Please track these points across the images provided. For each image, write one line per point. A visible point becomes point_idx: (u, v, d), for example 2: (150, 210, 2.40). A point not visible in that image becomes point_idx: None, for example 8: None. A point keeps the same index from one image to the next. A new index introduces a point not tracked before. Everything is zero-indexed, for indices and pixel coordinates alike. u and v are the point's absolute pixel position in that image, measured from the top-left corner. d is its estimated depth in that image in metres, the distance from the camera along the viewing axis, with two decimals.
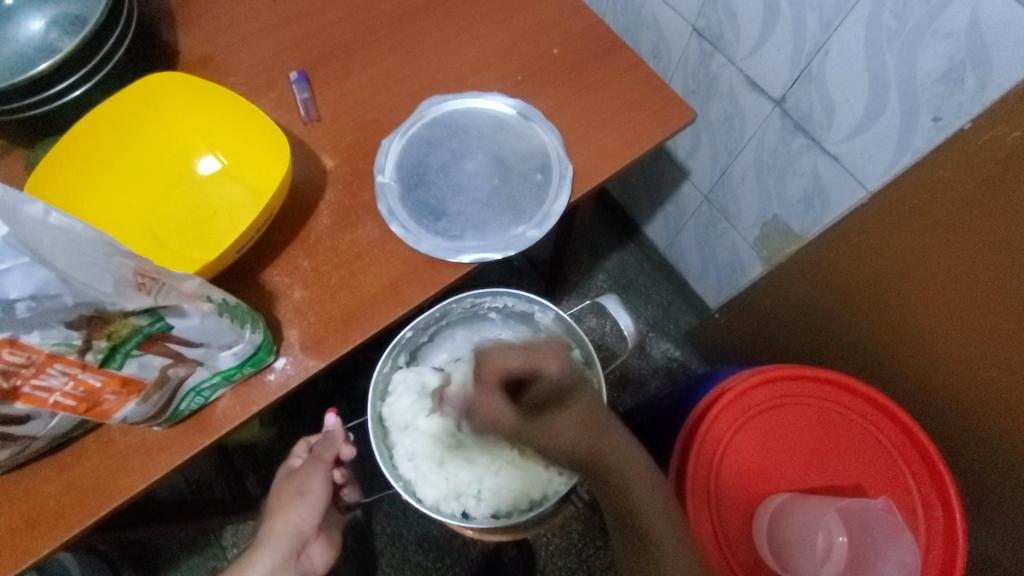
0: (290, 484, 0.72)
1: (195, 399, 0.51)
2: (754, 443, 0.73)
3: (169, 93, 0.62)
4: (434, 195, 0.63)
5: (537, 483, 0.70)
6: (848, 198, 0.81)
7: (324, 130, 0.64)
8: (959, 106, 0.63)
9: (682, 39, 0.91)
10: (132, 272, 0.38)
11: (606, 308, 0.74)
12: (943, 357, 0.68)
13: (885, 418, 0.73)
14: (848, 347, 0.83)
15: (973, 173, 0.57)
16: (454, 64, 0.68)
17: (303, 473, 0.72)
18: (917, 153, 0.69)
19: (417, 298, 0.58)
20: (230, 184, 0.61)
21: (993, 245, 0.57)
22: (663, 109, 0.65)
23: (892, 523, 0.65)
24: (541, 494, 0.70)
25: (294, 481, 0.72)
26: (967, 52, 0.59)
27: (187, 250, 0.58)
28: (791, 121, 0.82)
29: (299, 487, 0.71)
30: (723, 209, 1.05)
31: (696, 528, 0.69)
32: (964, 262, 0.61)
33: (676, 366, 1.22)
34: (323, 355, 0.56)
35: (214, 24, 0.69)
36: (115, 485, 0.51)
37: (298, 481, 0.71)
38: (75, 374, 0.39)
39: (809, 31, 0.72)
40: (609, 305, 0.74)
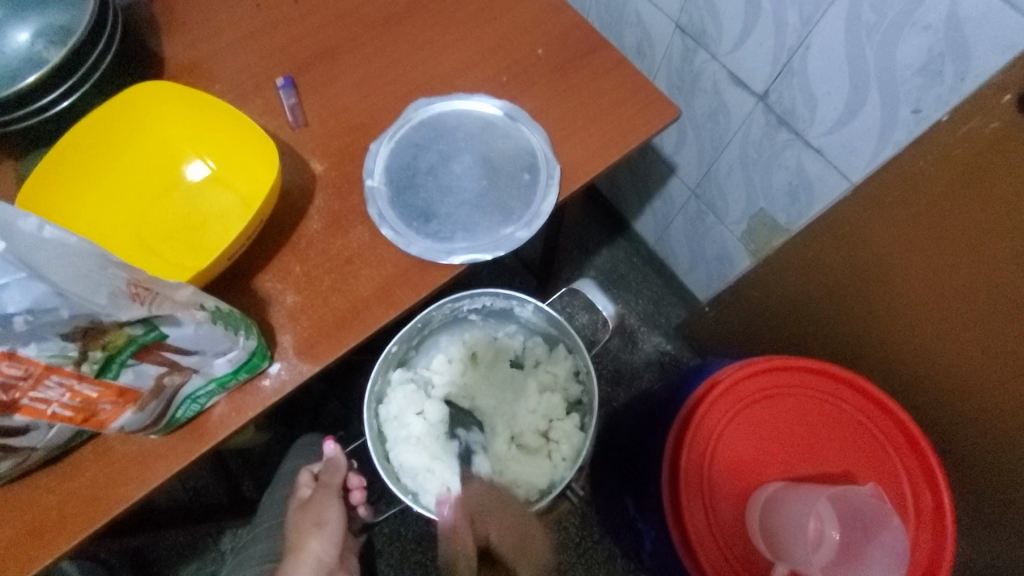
0: (305, 517, 0.73)
1: (191, 407, 0.51)
2: (745, 435, 0.74)
3: (157, 103, 0.62)
4: (424, 198, 0.63)
5: (544, 474, 0.70)
6: (832, 190, 0.82)
7: (312, 134, 0.64)
8: (938, 97, 0.64)
9: (666, 37, 0.92)
10: (125, 283, 0.38)
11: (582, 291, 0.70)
12: (929, 344, 0.70)
13: (873, 406, 0.74)
14: (835, 336, 0.84)
15: (952, 164, 0.58)
16: (440, 66, 0.68)
17: (317, 505, 0.73)
18: (898, 145, 0.70)
19: (409, 300, 0.59)
20: (220, 191, 0.61)
21: (977, 235, 0.59)
22: (647, 107, 0.66)
23: (882, 508, 0.66)
24: (549, 484, 0.70)
25: (310, 513, 0.73)
26: (945, 45, 0.61)
27: (178, 258, 0.58)
28: (775, 115, 0.83)
29: (316, 519, 0.72)
30: (710, 204, 1.06)
31: (691, 521, 0.71)
32: (948, 253, 0.62)
33: (668, 360, 1.23)
34: (317, 360, 0.56)
35: (200, 31, 0.69)
36: (114, 493, 0.51)
37: (313, 513, 0.73)
38: (72, 385, 0.39)
39: (790, 26, 0.73)
40: (585, 290, 0.70)
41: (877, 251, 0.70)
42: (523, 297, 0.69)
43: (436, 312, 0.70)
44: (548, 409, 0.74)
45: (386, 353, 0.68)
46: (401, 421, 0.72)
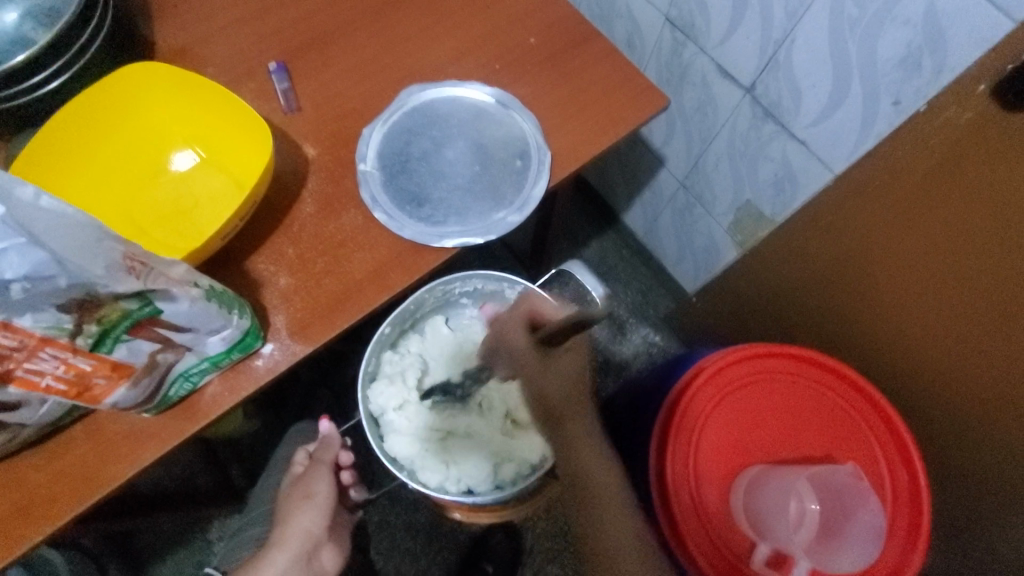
0: (295, 490, 0.74)
1: (183, 385, 0.51)
2: (729, 419, 0.76)
3: (151, 85, 0.62)
4: (416, 183, 0.64)
5: (537, 450, 0.73)
6: (817, 181, 0.84)
7: (305, 119, 0.65)
8: (917, 90, 0.66)
9: (655, 29, 0.93)
10: (122, 256, 0.38)
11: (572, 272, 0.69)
12: (907, 329, 0.72)
13: (850, 389, 0.76)
14: (818, 323, 0.86)
15: (929, 152, 0.60)
16: (432, 53, 0.69)
17: (308, 479, 0.74)
18: (880, 136, 0.72)
19: (402, 283, 0.59)
20: (211, 173, 0.61)
21: (948, 220, 0.61)
22: (637, 96, 0.67)
23: (859, 487, 0.69)
24: (542, 459, 0.72)
25: (300, 487, 0.74)
26: (923, 38, 0.62)
27: (168, 240, 0.58)
28: (761, 107, 0.84)
29: (305, 492, 0.73)
30: (698, 196, 1.08)
31: (676, 500, 0.72)
32: (924, 237, 0.64)
33: (656, 350, 1.25)
34: (310, 340, 0.57)
35: (191, 14, 0.69)
36: (104, 472, 0.51)
37: (302, 487, 0.74)
38: (66, 358, 0.39)
39: (776, 19, 0.75)
40: (575, 271, 0.69)
41: (858, 239, 0.72)
42: (514, 278, 0.70)
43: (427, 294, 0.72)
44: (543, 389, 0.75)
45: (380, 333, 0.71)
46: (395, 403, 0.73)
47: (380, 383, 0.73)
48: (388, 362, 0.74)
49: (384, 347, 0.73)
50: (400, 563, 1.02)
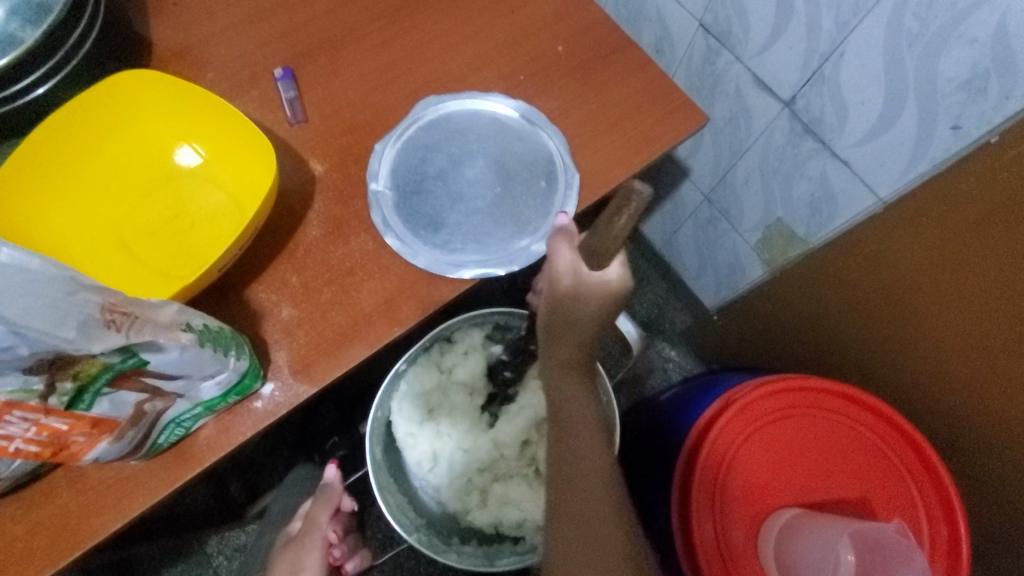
0: (283, 560, 0.66)
1: (174, 431, 0.47)
2: (759, 457, 0.71)
3: (140, 92, 0.56)
4: (432, 205, 0.59)
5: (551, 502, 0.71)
6: (858, 205, 0.78)
7: (312, 132, 0.60)
8: (981, 114, 0.60)
9: (687, 35, 0.87)
10: (99, 309, 0.33)
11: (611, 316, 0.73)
12: (955, 371, 0.66)
13: (888, 428, 0.71)
14: (853, 356, 0.81)
15: (995, 188, 0.54)
16: (452, 61, 0.63)
17: (299, 547, 0.67)
18: (935, 161, 0.66)
19: (414, 317, 0.54)
20: (209, 191, 0.57)
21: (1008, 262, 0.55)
22: (673, 113, 0.62)
23: (905, 543, 0.62)
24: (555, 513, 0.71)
25: (288, 557, 0.66)
26: (992, 59, 0.57)
27: (164, 266, 0.54)
28: (801, 123, 0.79)
29: (293, 565, 0.65)
30: (724, 211, 1.02)
31: (700, 541, 0.68)
32: (980, 276, 0.58)
33: (672, 367, 1.20)
34: (314, 380, 0.52)
35: (191, 13, 0.63)
36: (88, 525, 0.47)
37: (292, 558, 0.66)
38: (38, 419, 0.35)
39: (824, 30, 0.69)
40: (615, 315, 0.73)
41: (904, 272, 0.67)
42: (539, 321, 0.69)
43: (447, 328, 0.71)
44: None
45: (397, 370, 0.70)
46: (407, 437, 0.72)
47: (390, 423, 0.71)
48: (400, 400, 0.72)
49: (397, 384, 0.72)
50: None
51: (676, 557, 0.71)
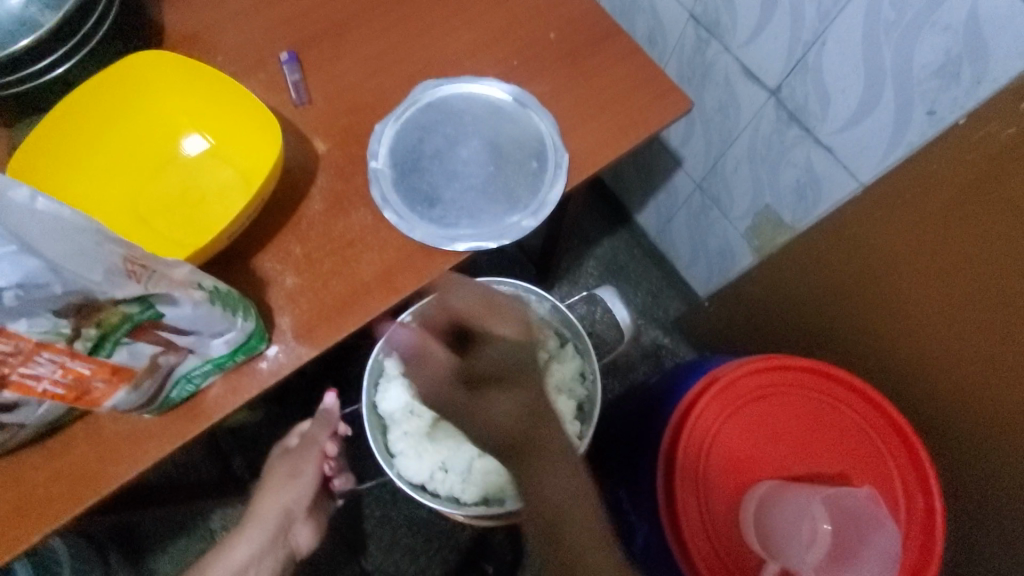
0: (282, 464, 0.70)
1: (185, 387, 0.50)
2: (741, 432, 0.74)
3: (155, 72, 0.60)
4: (428, 182, 0.62)
5: None
6: (840, 189, 0.81)
7: (316, 112, 0.63)
8: (953, 99, 0.63)
9: (679, 26, 0.90)
10: (122, 259, 0.37)
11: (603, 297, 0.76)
12: (929, 346, 0.69)
13: (866, 404, 0.74)
14: (835, 335, 0.84)
15: (963, 169, 0.57)
16: (449, 47, 0.66)
17: (297, 455, 0.70)
18: (911, 146, 0.69)
19: (411, 286, 0.58)
20: (218, 166, 0.60)
21: (979, 239, 0.58)
22: (659, 98, 0.65)
23: (875, 510, 0.67)
24: None
25: (288, 462, 0.70)
26: (963, 46, 0.59)
27: (175, 235, 0.57)
28: (786, 111, 0.81)
29: (291, 469, 0.69)
30: (715, 199, 1.05)
31: (684, 512, 0.71)
32: (952, 253, 0.61)
33: (665, 352, 1.23)
34: (316, 343, 0.55)
35: (201, 0, 0.67)
36: (105, 473, 0.50)
37: (290, 463, 0.70)
38: (65, 362, 0.38)
39: (807, 20, 0.71)
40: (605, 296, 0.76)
41: (882, 252, 0.69)
42: (542, 294, 0.68)
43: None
44: (559, 410, 0.71)
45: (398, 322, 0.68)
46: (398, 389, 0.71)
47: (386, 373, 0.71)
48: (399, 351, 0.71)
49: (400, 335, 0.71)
50: (400, 558, 1.01)
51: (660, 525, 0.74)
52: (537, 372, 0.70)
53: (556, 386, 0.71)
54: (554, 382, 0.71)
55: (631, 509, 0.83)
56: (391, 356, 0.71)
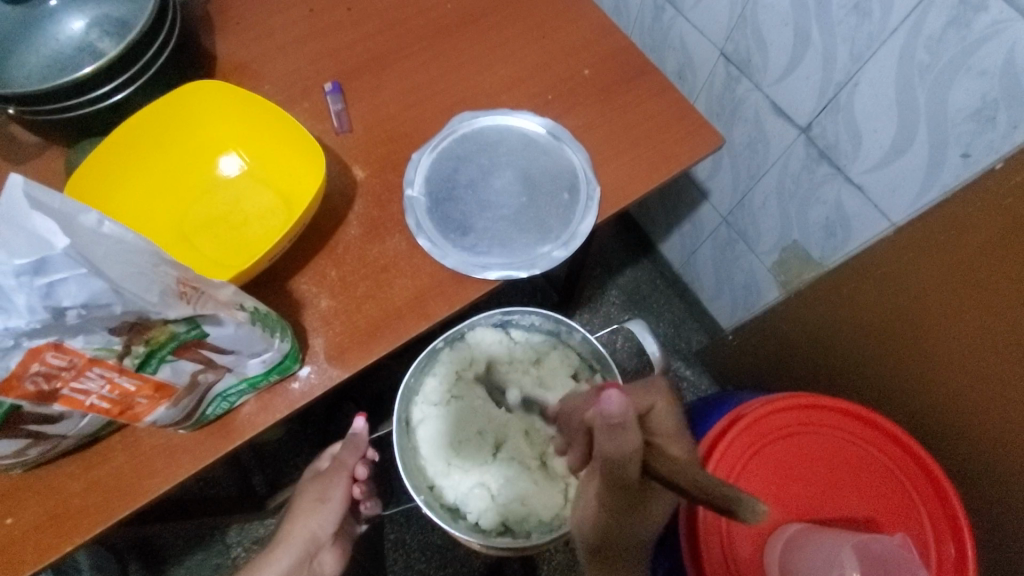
0: (312, 487, 0.69)
1: (220, 405, 0.51)
2: (765, 471, 0.72)
3: (209, 100, 0.63)
4: (461, 211, 0.63)
5: (555, 506, 0.66)
6: (872, 228, 0.81)
7: (355, 141, 0.65)
8: (990, 143, 0.63)
9: (709, 63, 0.91)
10: (175, 281, 0.38)
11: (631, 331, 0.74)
12: (965, 391, 0.67)
13: (895, 448, 0.72)
14: (865, 376, 0.82)
15: (1000, 215, 0.56)
16: (486, 80, 0.68)
17: (326, 479, 0.69)
18: (945, 187, 0.69)
19: (441, 312, 0.59)
20: (261, 191, 0.62)
21: (1015, 288, 0.57)
22: (691, 134, 0.66)
23: (908, 561, 0.62)
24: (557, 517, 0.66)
25: (317, 486, 0.69)
26: (1001, 91, 0.59)
27: (216, 254, 0.59)
28: (817, 149, 0.82)
29: (321, 493, 0.68)
30: (741, 232, 1.05)
31: (705, 555, 0.68)
32: (990, 298, 0.60)
33: (686, 385, 1.22)
34: (346, 366, 0.56)
35: (252, 32, 0.70)
36: (139, 485, 0.51)
37: (319, 486, 0.69)
38: (112, 378, 0.39)
39: (839, 61, 0.72)
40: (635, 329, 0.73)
41: (915, 292, 0.68)
42: (573, 325, 0.69)
43: (482, 320, 0.70)
44: None
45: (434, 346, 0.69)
46: (429, 414, 0.69)
47: (416, 395, 0.70)
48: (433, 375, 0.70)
49: (432, 362, 0.70)
50: None
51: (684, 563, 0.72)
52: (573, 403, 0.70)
53: None
54: None
55: (651, 547, 0.80)
56: (422, 382, 0.70)
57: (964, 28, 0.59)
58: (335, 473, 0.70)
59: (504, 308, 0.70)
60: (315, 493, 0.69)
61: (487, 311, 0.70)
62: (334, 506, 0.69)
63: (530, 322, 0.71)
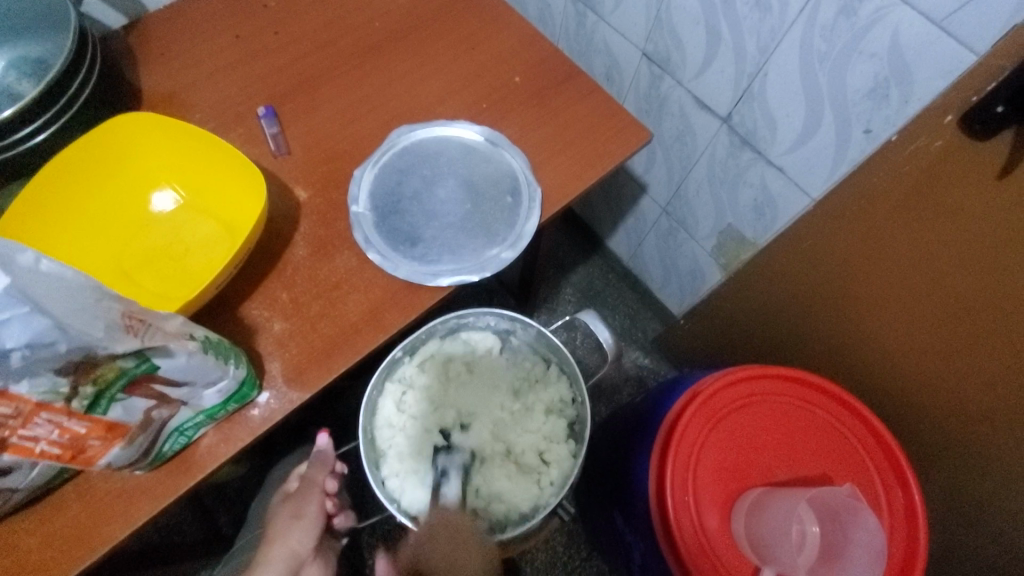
0: (286, 508, 0.69)
1: (178, 440, 0.50)
2: (728, 444, 0.74)
3: (135, 133, 0.61)
4: (408, 222, 0.64)
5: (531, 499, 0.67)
6: (795, 205, 0.87)
7: (295, 162, 0.65)
8: (887, 118, 0.69)
9: (633, 64, 0.96)
10: (120, 315, 0.38)
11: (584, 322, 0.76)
12: (897, 347, 0.72)
13: (841, 408, 0.75)
14: (802, 341, 0.88)
15: (902, 179, 0.61)
16: (420, 95, 0.70)
17: (298, 497, 0.69)
18: (854, 162, 0.75)
19: (398, 323, 0.59)
20: (200, 219, 0.61)
21: (935, 241, 0.61)
22: (621, 131, 0.69)
23: (856, 505, 0.66)
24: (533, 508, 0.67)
25: (290, 505, 0.69)
26: (890, 71, 0.65)
27: (160, 288, 0.58)
28: (739, 136, 0.87)
29: (295, 511, 0.68)
30: (681, 221, 1.10)
31: (677, 530, 0.69)
32: (913, 252, 0.64)
33: (647, 373, 1.26)
34: (306, 386, 0.56)
35: (178, 62, 0.69)
36: (98, 533, 0.49)
37: (292, 505, 0.69)
38: (61, 422, 0.38)
39: (748, 54, 0.78)
40: (587, 320, 0.75)
41: (844, 261, 0.73)
42: (526, 320, 0.69)
43: (439, 325, 0.71)
44: (550, 431, 0.71)
45: (392, 356, 0.69)
46: (396, 424, 0.70)
47: (379, 407, 0.70)
48: (395, 383, 0.71)
49: (393, 369, 0.71)
50: None
51: (660, 552, 0.72)
52: (532, 395, 0.72)
53: (545, 408, 0.71)
54: (550, 407, 0.71)
55: (626, 530, 0.82)
56: (384, 392, 0.70)
57: (853, 15, 0.65)
58: (306, 490, 0.69)
59: (458, 311, 0.71)
60: (288, 514, 0.68)
61: (443, 315, 0.71)
62: (310, 524, 0.68)
63: (487, 323, 0.72)
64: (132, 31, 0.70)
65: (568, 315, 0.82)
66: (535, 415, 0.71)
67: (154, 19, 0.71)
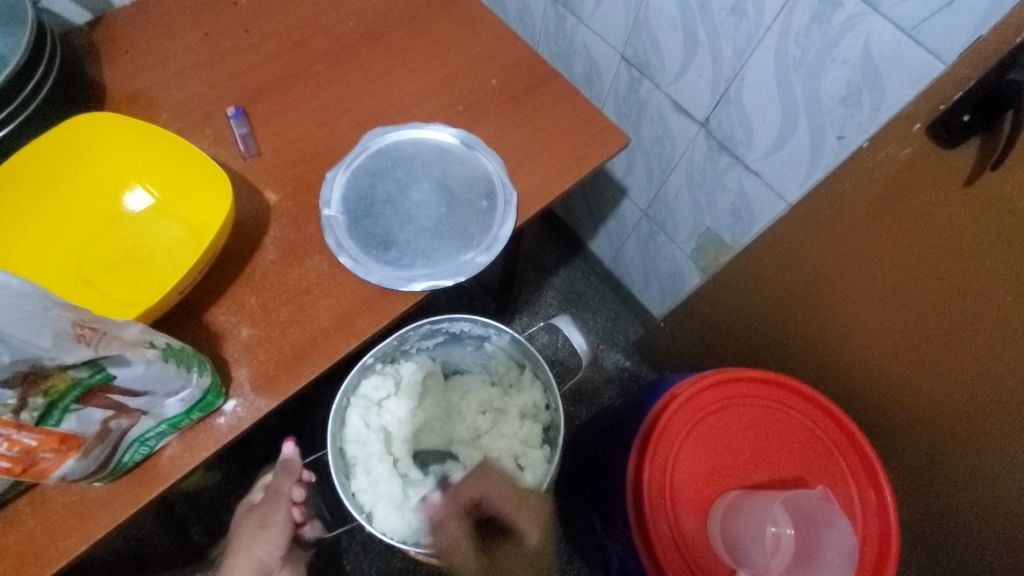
0: (252, 518, 0.69)
1: (139, 450, 0.49)
2: (701, 447, 0.74)
3: (94, 134, 0.59)
4: (382, 226, 0.63)
5: None
6: (771, 209, 0.87)
7: (265, 164, 0.64)
8: (859, 124, 0.70)
9: (612, 67, 0.96)
10: (70, 324, 0.37)
11: (559, 327, 0.75)
12: (867, 348, 0.73)
13: (813, 409, 0.76)
14: (771, 340, 0.89)
15: (871, 185, 0.62)
16: (395, 96, 0.69)
17: (265, 507, 0.68)
18: (828, 167, 0.76)
19: (370, 328, 0.58)
20: (164, 223, 0.60)
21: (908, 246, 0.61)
22: (598, 134, 0.69)
23: (829, 509, 0.66)
24: None
25: (256, 516, 0.69)
26: (861, 78, 0.66)
27: (122, 294, 0.56)
28: (716, 141, 0.88)
29: (261, 520, 0.68)
30: (661, 224, 1.10)
31: (656, 536, 0.69)
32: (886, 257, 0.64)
33: (627, 376, 1.26)
34: (274, 394, 0.55)
35: (145, 61, 0.67)
36: (54, 547, 0.48)
37: (259, 514, 0.68)
38: (10, 435, 0.37)
39: (724, 59, 0.78)
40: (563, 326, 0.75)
41: (818, 265, 0.73)
42: (501, 327, 0.68)
43: (413, 332, 0.69)
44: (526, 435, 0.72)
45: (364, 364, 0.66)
46: (366, 434, 0.69)
47: (348, 417, 0.68)
48: (365, 392, 0.69)
49: (364, 377, 0.69)
50: None
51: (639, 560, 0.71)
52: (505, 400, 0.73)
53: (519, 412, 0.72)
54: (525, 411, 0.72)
55: (606, 535, 0.82)
56: (354, 402, 0.68)
57: (826, 22, 0.65)
58: (274, 499, 0.68)
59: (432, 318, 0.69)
60: (255, 525, 0.68)
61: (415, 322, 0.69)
62: (278, 533, 0.68)
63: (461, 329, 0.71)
64: (97, 27, 0.68)
65: (545, 319, 0.82)
66: (508, 419, 0.73)
67: (120, 16, 0.69)
